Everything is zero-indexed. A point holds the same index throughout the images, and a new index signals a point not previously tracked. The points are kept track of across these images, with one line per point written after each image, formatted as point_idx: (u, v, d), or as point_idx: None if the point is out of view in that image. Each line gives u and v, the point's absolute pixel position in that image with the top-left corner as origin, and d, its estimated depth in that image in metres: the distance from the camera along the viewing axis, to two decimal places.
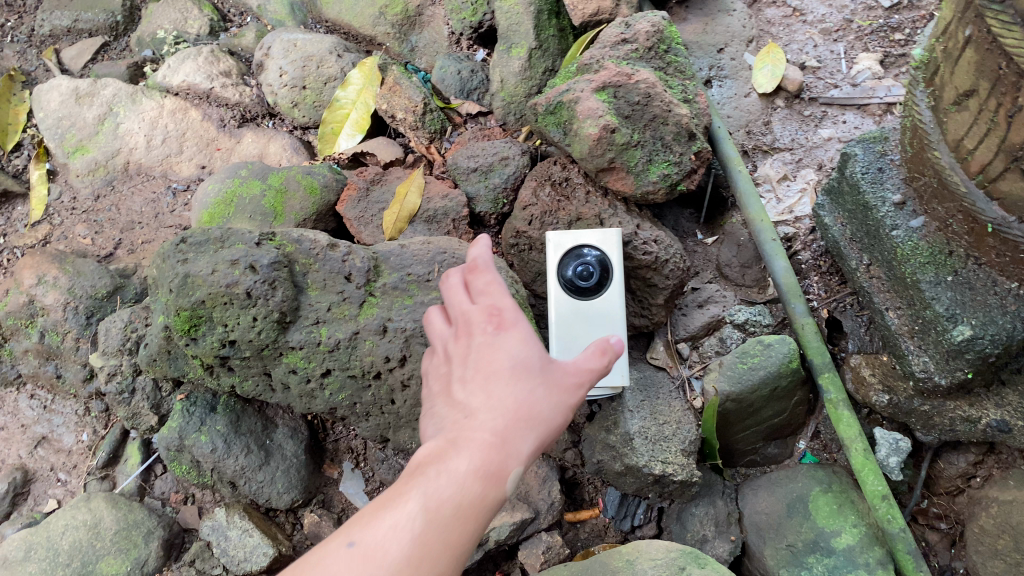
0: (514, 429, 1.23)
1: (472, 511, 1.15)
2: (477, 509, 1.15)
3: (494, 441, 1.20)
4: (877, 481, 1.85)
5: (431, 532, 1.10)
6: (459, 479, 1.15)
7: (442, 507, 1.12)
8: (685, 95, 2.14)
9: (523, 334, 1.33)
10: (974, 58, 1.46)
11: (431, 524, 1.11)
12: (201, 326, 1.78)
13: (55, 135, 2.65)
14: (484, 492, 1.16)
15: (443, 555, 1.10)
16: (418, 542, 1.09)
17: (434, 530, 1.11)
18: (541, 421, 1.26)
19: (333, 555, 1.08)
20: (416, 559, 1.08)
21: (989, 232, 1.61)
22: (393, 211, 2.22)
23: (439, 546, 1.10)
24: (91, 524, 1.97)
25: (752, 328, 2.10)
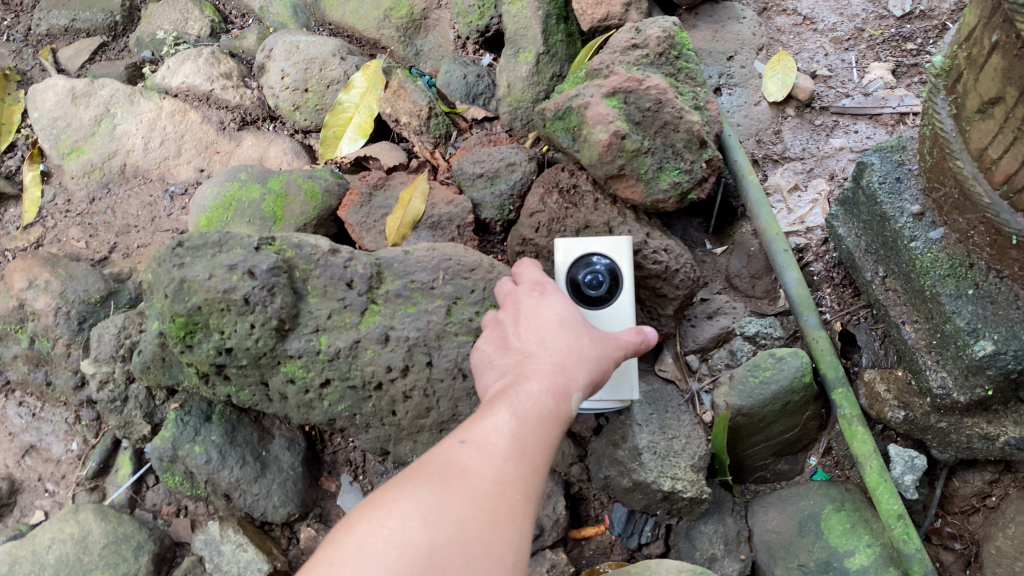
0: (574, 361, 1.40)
1: (552, 419, 1.28)
2: (556, 417, 1.29)
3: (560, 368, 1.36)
4: (892, 500, 1.78)
5: (524, 432, 1.22)
6: (540, 393, 1.29)
7: (529, 412, 1.26)
8: (697, 102, 2.10)
9: (565, 299, 1.54)
10: (1002, 64, 1.40)
11: (523, 425, 1.23)
12: (198, 333, 1.72)
13: (50, 136, 2.60)
14: (560, 403, 1.31)
15: (537, 452, 1.22)
16: (517, 438, 1.21)
17: (527, 430, 1.23)
18: (594, 357, 1.43)
19: (448, 454, 1.17)
20: (518, 451, 1.19)
21: (1014, 245, 1.55)
22: (397, 217, 2.16)
23: (533, 445, 1.22)
24: (79, 537, 1.90)
25: (763, 341, 2.04)
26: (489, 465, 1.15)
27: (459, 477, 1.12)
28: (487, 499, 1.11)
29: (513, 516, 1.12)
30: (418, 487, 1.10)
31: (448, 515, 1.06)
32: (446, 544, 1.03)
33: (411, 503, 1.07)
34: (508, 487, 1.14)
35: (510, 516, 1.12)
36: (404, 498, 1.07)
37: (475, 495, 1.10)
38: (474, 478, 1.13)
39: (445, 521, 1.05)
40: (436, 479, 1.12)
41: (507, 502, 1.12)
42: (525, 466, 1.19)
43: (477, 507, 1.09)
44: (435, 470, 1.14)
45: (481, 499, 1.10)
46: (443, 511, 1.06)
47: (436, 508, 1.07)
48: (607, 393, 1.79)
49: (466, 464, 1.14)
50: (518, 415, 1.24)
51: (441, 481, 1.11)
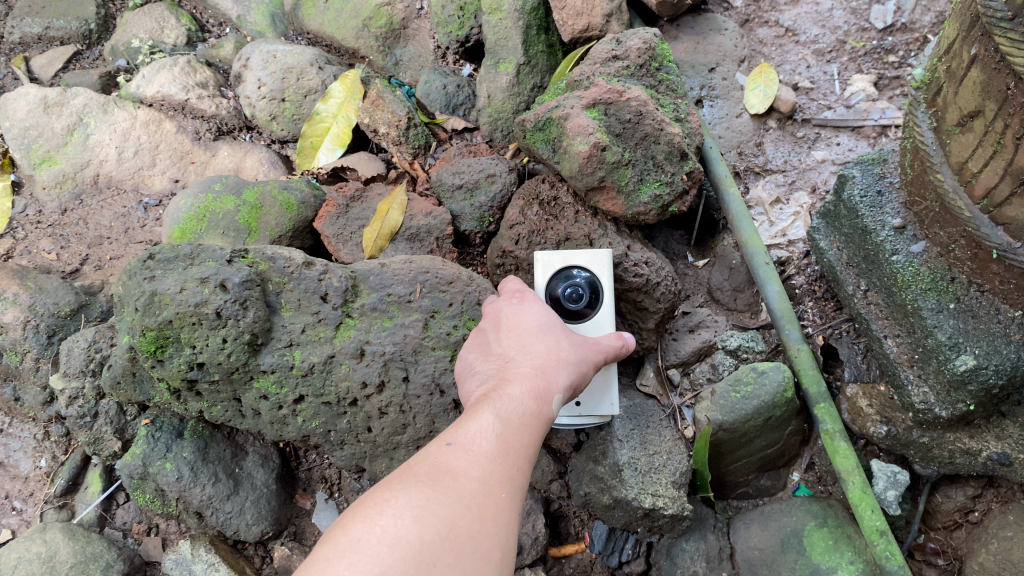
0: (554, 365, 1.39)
1: (535, 421, 1.27)
2: (538, 420, 1.27)
3: (541, 372, 1.36)
4: (874, 516, 1.74)
5: (507, 435, 1.20)
6: (521, 396, 1.28)
7: (511, 415, 1.24)
8: (677, 114, 2.07)
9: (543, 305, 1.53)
10: (980, 77, 1.39)
11: (506, 428, 1.21)
12: (168, 347, 1.67)
13: (21, 146, 2.54)
14: (541, 404, 1.29)
15: (521, 454, 1.20)
16: (501, 439, 1.19)
17: (510, 432, 1.21)
18: (575, 361, 1.43)
19: (433, 456, 1.13)
20: (503, 452, 1.17)
21: (994, 258, 1.53)
22: (374, 229, 2.13)
23: (516, 446, 1.20)
24: (46, 557, 1.85)
25: (744, 354, 2.02)
26: (475, 466, 1.12)
27: (447, 476, 1.09)
28: (476, 497, 1.07)
29: (502, 513, 1.09)
30: (406, 487, 1.06)
31: (440, 512, 1.02)
32: (439, 539, 0.99)
33: (402, 502, 1.02)
34: (495, 485, 1.11)
35: (500, 514, 1.08)
36: (394, 496, 1.03)
37: (463, 492, 1.07)
38: (461, 477, 1.10)
39: (437, 517, 1.01)
40: (424, 480, 1.08)
41: (496, 499, 1.09)
42: (511, 466, 1.16)
43: (467, 504, 1.05)
44: (422, 471, 1.10)
45: (470, 497, 1.07)
46: (435, 507, 1.02)
47: (427, 505, 1.03)
48: (586, 408, 1.76)
49: (453, 464, 1.11)
50: (502, 417, 1.22)
51: (429, 481, 1.07)
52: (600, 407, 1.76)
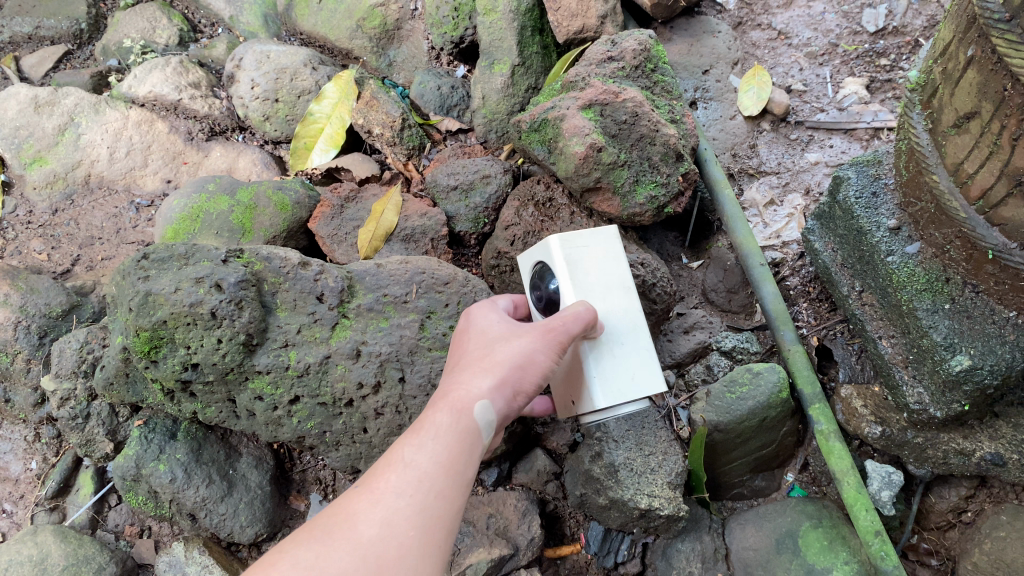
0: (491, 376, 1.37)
1: (458, 441, 1.27)
2: (461, 439, 1.27)
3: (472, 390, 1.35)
4: (869, 517, 1.75)
5: (423, 463, 1.21)
6: (445, 421, 1.28)
7: (430, 443, 1.25)
8: (672, 115, 2.08)
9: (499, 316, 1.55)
10: (977, 78, 1.40)
11: (420, 458, 1.22)
12: (163, 347, 1.66)
13: (11, 145, 2.51)
14: (468, 423, 1.30)
15: (438, 479, 1.20)
16: (416, 470, 1.20)
17: (425, 461, 1.22)
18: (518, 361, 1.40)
19: (343, 502, 1.17)
20: (412, 483, 1.18)
21: (989, 259, 1.54)
22: (369, 229, 2.12)
23: (432, 473, 1.20)
24: (37, 560, 1.83)
25: (739, 355, 2.03)
26: (378, 504, 1.15)
27: (342, 525, 1.12)
28: (372, 540, 1.10)
29: (404, 554, 1.10)
30: (305, 542, 1.11)
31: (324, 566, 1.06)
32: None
33: (288, 561, 1.07)
34: (397, 525, 1.13)
35: (401, 554, 1.10)
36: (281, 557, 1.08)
37: (358, 539, 1.10)
38: (358, 523, 1.13)
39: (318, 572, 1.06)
40: (319, 533, 1.12)
41: (397, 539, 1.11)
42: (422, 496, 1.17)
43: (357, 552, 1.08)
44: (325, 522, 1.14)
45: (363, 543, 1.10)
46: (321, 563, 1.07)
47: (312, 562, 1.07)
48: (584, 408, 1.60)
49: (353, 509, 1.15)
50: (419, 446, 1.24)
51: (325, 535, 1.11)
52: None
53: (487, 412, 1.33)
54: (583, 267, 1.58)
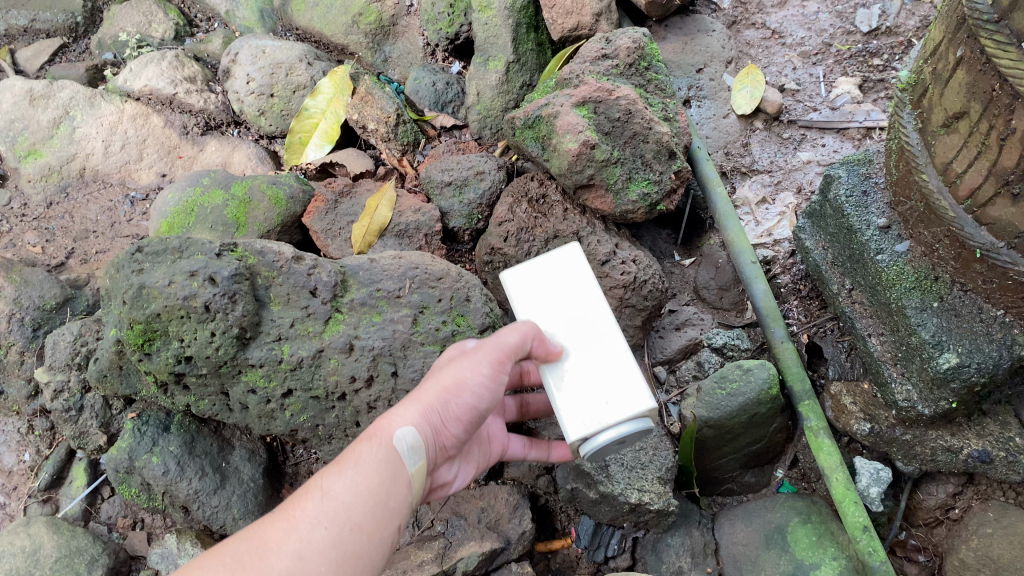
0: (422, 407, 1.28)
1: (383, 473, 1.21)
2: (386, 470, 1.21)
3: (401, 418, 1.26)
4: (858, 512, 1.77)
5: (344, 495, 1.16)
6: (372, 452, 1.21)
7: (352, 474, 1.19)
8: (666, 113, 2.10)
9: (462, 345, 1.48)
10: (966, 78, 1.41)
11: (341, 489, 1.17)
12: (156, 341, 1.68)
13: (6, 138, 2.54)
14: (394, 459, 1.22)
15: (357, 513, 1.15)
16: (332, 506, 1.14)
17: (344, 493, 1.16)
18: (451, 384, 1.29)
19: (259, 526, 1.13)
20: (329, 515, 1.13)
21: (977, 258, 1.55)
22: (362, 225, 2.13)
23: (353, 505, 1.15)
24: (30, 551, 1.84)
25: (730, 352, 2.03)
26: (293, 534, 1.10)
27: (254, 556, 1.08)
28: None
29: None
30: (208, 569, 1.06)
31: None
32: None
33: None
34: (309, 562, 1.08)
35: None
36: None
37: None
38: (269, 555, 1.07)
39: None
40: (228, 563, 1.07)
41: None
42: (336, 539, 1.11)
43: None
44: (238, 550, 1.09)
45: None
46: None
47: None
48: None
49: (269, 537, 1.10)
50: (339, 480, 1.18)
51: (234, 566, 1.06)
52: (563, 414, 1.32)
53: (415, 439, 1.25)
54: (544, 287, 1.42)
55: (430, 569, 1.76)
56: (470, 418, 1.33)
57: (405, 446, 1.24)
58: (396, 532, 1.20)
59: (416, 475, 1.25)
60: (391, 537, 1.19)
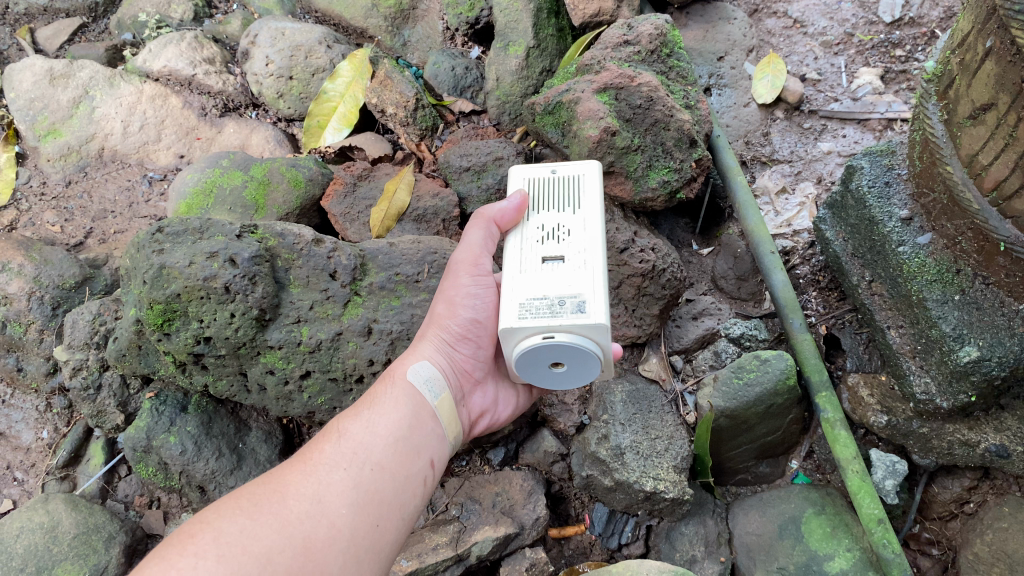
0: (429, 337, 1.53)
1: (400, 411, 1.39)
2: (402, 409, 1.40)
3: (416, 356, 1.50)
4: (873, 505, 1.75)
5: (361, 437, 1.33)
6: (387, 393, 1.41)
7: (370, 415, 1.37)
8: (687, 100, 2.09)
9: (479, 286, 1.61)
10: (995, 70, 1.40)
11: (356, 432, 1.33)
12: (176, 320, 1.67)
13: (26, 117, 2.53)
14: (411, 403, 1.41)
15: (375, 453, 1.31)
16: (351, 448, 1.30)
17: (361, 436, 1.33)
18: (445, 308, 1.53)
19: (276, 475, 1.25)
20: (347, 457, 1.28)
21: (1001, 251, 1.54)
22: (381, 208, 2.12)
23: (369, 447, 1.31)
24: (48, 527, 1.85)
25: (748, 342, 2.04)
26: (310, 478, 1.24)
27: (271, 498, 1.19)
28: (301, 517, 1.17)
29: (337, 531, 1.18)
30: (229, 511, 1.17)
31: (249, 544, 1.11)
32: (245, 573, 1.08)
33: (211, 533, 1.12)
34: (329, 501, 1.21)
35: (332, 532, 1.18)
36: (202, 529, 1.12)
37: (288, 515, 1.17)
38: (288, 498, 1.20)
39: (242, 546, 1.11)
40: (245, 506, 1.18)
41: (328, 516, 1.19)
42: (355, 475, 1.26)
43: (284, 528, 1.15)
44: (255, 493, 1.20)
45: (292, 520, 1.16)
46: (244, 538, 1.12)
47: (236, 534, 1.12)
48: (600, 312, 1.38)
49: (286, 482, 1.22)
50: (358, 426, 1.35)
51: (252, 508, 1.17)
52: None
53: (426, 371, 1.46)
54: None
55: (445, 554, 1.76)
56: (475, 333, 1.54)
57: (418, 378, 1.45)
58: (421, 468, 1.36)
59: (437, 403, 1.45)
60: (414, 473, 1.34)
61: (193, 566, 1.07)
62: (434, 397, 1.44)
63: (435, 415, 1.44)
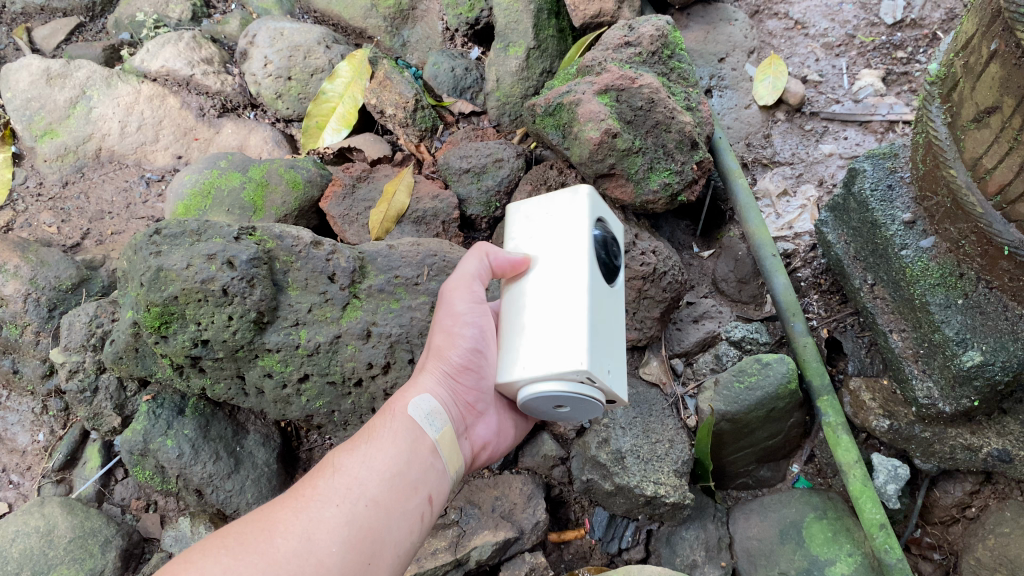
0: (431, 368, 1.49)
1: (398, 445, 1.35)
2: (400, 442, 1.36)
3: (419, 388, 1.45)
4: (876, 510, 1.74)
5: (356, 472, 1.29)
6: (386, 427, 1.37)
7: (367, 450, 1.33)
8: (688, 103, 2.07)
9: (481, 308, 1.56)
10: (1000, 72, 1.39)
11: (352, 467, 1.30)
12: (173, 323, 1.65)
13: (22, 117, 2.51)
14: (413, 439, 1.37)
15: (370, 490, 1.27)
16: (346, 486, 1.26)
17: (357, 471, 1.29)
18: (445, 340, 1.51)
19: (267, 511, 1.22)
20: (341, 493, 1.25)
21: (1005, 255, 1.53)
22: (380, 211, 2.11)
23: (365, 483, 1.28)
24: (44, 531, 1.84)
25: (749, 346, 2.01)
26: (301, 515, 1.21)
27: (259, 536, 1.17)
28: (290, 555, 1.14)
29: (325, 570, 1.15)
30: (218, 549, 1.14)
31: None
32: None
33: (195, 572, 1.10)
34: (320, 538, 1.18)
35: (320, 570, 1.14)
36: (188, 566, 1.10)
37: (277, 553, 1.14)
38: (277, 535, 1.17)
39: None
40: (232, 544, 1.15)
41: (317, 554, 1.15)
42: (349, 513, 1.23)
43: (270, 567, 1.12)
44: (245, 530, 1.18)
45: (279, 559, 1.13)
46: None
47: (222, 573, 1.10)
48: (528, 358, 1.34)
49: (276, 518, 1.19)
50: (354, 463, 1.31)
51: (240, 545, 1.15)
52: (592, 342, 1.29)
53: (427, 403, 1.42)
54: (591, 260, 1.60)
55: (444, 558, 1.75)
56: (476, 365, 1.51)
57: (419, 410, 1.41)
58: (417, 505, 1.32)
59: (437, 438, 1.41)
60: (409, 511, 1.30)
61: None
62: (434, 432, 1.40)
63: (436, 449, 1.40)
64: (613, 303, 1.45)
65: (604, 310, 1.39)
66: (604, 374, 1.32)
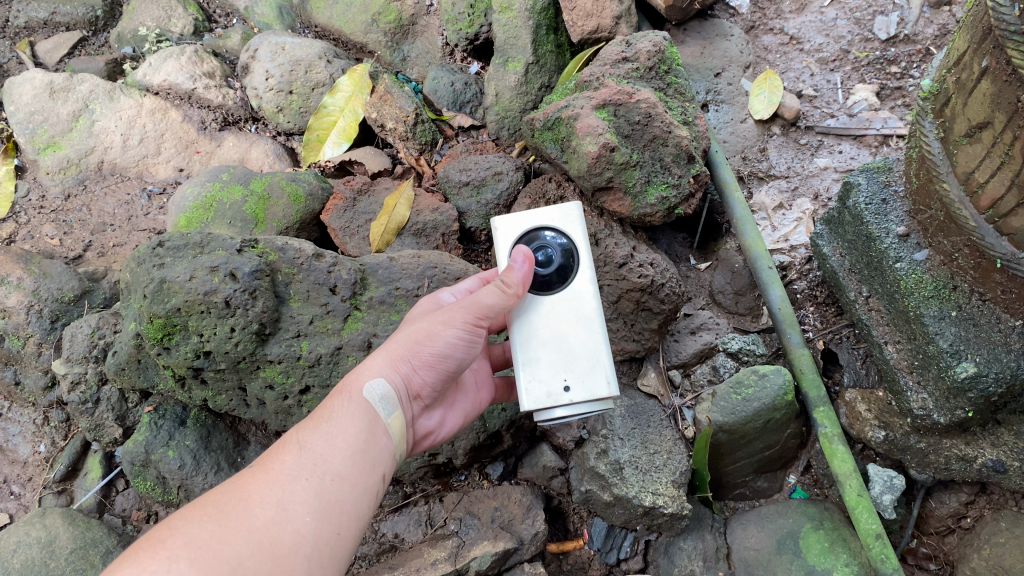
0: (390, 353, 1.41)
1: (358, 424, 1.31)
2: (359, 421, 1.31)
3: (373, 371, 1.38)
4: (871, 520, 1.75)
5: (321, 447, 1.25)
6: (346, 407, 1.32)
7: (327, 427, 1.29)
8: (685, 117, 2.11)
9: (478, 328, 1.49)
10: (991, 89, 1.41)
11: (316, 442, 1.25)
12: (176, 334, 1.67)
13: (25, 130, 2.53)
14: (373, 422, 1.33)
15: (335, 463, 1.24)
16: (311, 461, 1.23)
17: (321, 445, 1.26)
18: (423, 336, 1.43)
19: (240, 482, 1.19)
20: (307, 468, 1.21)
21: (998, 268, 1.56)
22: (381, 223, 2.14)
23: (329, 458, 1.24)
24: (45, 542, 1.84)
25: (745, 357, 2.04)
26: (275, 486, 1.18)
27: (236, 508, 1.14)
28: (265, 526, 1.12)
29: (299, 544, 1.13)
30: (193, 520, 1.11)
31: (216, 551, 1.07)
32: None
33: (179, 540, 1.07)
34: (293, 510, 1.15)
35: (295, 541, 1.13)
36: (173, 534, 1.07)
37: (251, 524, 1.12)
38: (253, 506, 1.15)
39: (213, 555, 1.06)
40: (212, 513, 1.13)
41: (292, 525, 1.14)
42: (317, 486, 1.20)
43: (250, 537, 1.10)
44: (220, 501, 1.15)
45: (257, 529, 1.11)
46: (211, 546, 1.07)
47: (205, 543, 1.07)
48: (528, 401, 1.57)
49: (249, 489, 1.17)
50: (315, 442, 1.26)
51: (217, 515, 1.12)
52: (530, 376, 1.50)
53: (383, 387, 1.37)
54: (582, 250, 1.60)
55: (443, 568, 1.76)
56: (443, 366, 1.46)
57: (376, 397, 1.35)
58: (377, 480, 1.29)
59: (390, 422, 1.37)
60: (371, 486, 1.27)
61: (165, 570, 1.04)
62: (388, 416, 1.36)
63: (390, 432, 1.36)
64: (571, 312, 1.52)
65: (548, 330, 1.52)
66: (558, 395, 1.49)
